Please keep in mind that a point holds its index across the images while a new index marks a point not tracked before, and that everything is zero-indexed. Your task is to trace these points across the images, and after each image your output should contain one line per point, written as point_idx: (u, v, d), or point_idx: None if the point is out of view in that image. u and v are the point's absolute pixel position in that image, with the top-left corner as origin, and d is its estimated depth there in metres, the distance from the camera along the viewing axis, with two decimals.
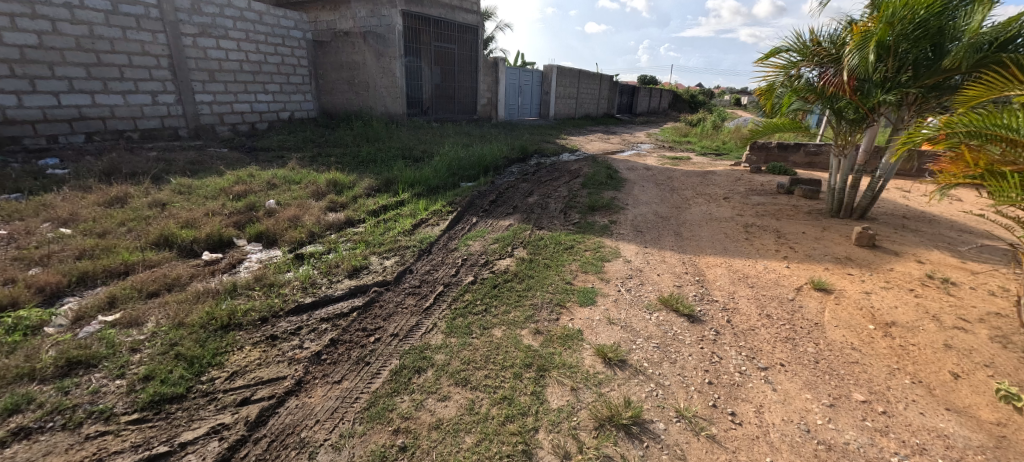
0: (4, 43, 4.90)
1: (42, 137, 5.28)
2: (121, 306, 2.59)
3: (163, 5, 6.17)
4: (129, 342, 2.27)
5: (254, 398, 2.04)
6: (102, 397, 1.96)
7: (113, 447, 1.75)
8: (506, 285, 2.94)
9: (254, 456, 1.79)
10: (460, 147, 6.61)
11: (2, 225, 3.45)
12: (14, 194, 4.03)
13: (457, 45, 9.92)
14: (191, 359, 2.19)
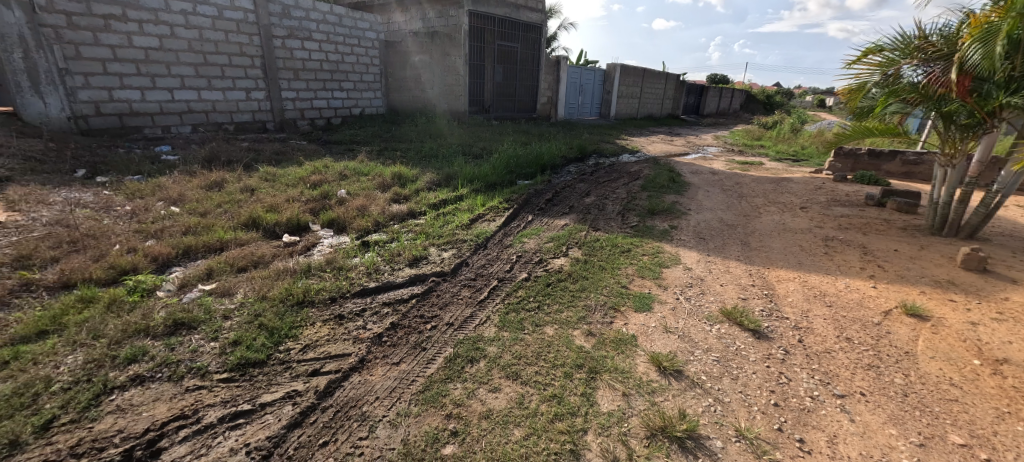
0: (134, 46, 5.62)
1: (159, 127, 6.02)
2: (217, 277, 2.91)
3: (260, 11, 6.77)
4: (222, 309, 2.55)
5: (323, 370, 2.20)
6: (200, 356, 2.21)
7: (207, 401, 1.98)
8: (560, 284, 2.95)
9: (321, 423, 1.94)
10: (519, 146, 6.67)
11: (126, 202, 3.98)
12: (136, 176, 4.63)
13: (521, 44, 10.01)
14: (271, 330, 2.42)
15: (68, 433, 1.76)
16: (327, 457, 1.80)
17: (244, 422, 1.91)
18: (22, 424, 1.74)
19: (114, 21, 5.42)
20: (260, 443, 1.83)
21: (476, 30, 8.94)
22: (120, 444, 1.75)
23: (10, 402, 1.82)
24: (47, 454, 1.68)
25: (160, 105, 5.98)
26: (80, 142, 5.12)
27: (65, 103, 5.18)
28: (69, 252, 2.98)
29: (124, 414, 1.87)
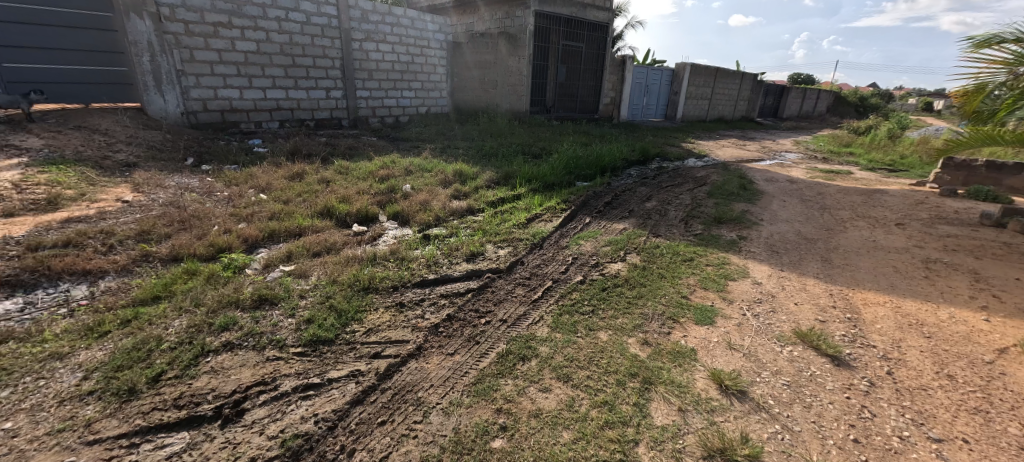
0: (236, 50, 6.29)
1: (252, 122, 6.67)
2: (295, 260, 3.15)
3: (342, 16, 7.20)
4: (299, 289, 2.77)
5: (383, 354, 2.30)
6: (279, 330, 2.41)
7: (283, 371, 2.15)
8: (616, 290, 2.86)
9: (380, 403, 2.04)
10: (580, 147, 6.58)
11: (223, 187, 4.43)
12: (233, 165, 5.17)
13: (586, 44, 9.87)
14: (339, 312, 2.58)
15: (172, 386, 2.00)
16: (384, 435, 1.88)
17: (313, 394, 2.04)
18: (138, 375, 2.02)
19: (222, 28, 6.11)
20: (326, 414, 1.94)
21: (541, 30, 8.91)
22: (210, 401, 1.95)
23: (131, 355, 2.13)
24: (155, 403, 1.92)
25: (254, 102, 6.62)
26: (191, 134, 5.85)
27: (181, 100, 5.97)
28: (176, 230, 3.40)
29: (216, 375, 2.10)
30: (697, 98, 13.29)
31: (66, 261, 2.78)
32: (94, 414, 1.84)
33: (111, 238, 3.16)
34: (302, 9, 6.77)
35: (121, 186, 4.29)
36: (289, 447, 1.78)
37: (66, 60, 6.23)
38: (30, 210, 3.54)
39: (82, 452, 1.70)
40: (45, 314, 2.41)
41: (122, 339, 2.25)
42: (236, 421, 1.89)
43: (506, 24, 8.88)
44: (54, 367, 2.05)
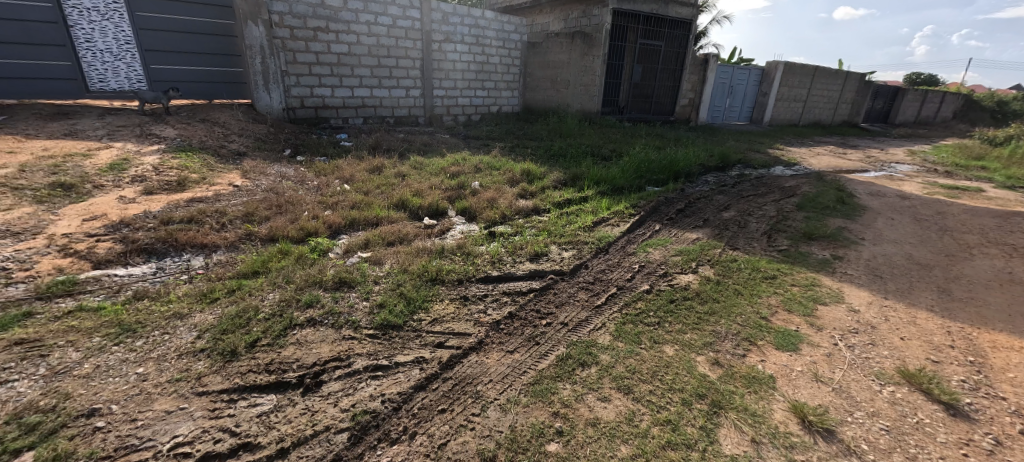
0: (331, 52, 6.79)
1: (341, 118, 7.19)
2: (371, 248, 3.33)
3: (425, 18, 7.48)
4: (373, 275, 2.93)
5: (446, 344, 2.36)
6: (355, 312, 2.57)
7: (357, 350, 2.28)
8: (685, 303, 2.69)
9: (442, 391, 2.09)
10: (654, 150, 6.32)
11: (314, 177, 4.81)
12: (322, 157, 5.59)
13: (665, 42, 9.35)
14: (408, 300, 2.68)
15: (265, 352, 2.22)
16: (444, 423, 1.93)
17: (381, 375, 2.15)
18: (239, 340, 2.26)
19: (321, 32, 6.62)
20: (392, 396, 2.04)
21: (618, 28, 8.62)
22: (294, 370, 2.13)
23: (234, 321, 2.40)
24: (250, 366, 2.14)
25: (343, 100, 7.12)
26: (290, 128, 6.46)
27: (284, 97, 6.59)
28: (274, 214, 3.75)
29: (300, 346, 2.28)
30: (791, 100, 12.22)
31: (188, 235, 3.22)
32: (204, 369, 2.09)
33: (222, 218, 3.58)
34: (390, 12, 7.12)
35: (231, 171, 4.82)
36: (358, 423, 1.89)
37: (194, 62, 7.07)
38: (164, 189, 4.15)
39: (192, 401, 1.94)
40: (171, 279, 2.83)
41: (228, 306, 2.54)
42: (314, 391, 2.04)
43: (582, 23, 8.68)
44: (175, 325, 2.38)
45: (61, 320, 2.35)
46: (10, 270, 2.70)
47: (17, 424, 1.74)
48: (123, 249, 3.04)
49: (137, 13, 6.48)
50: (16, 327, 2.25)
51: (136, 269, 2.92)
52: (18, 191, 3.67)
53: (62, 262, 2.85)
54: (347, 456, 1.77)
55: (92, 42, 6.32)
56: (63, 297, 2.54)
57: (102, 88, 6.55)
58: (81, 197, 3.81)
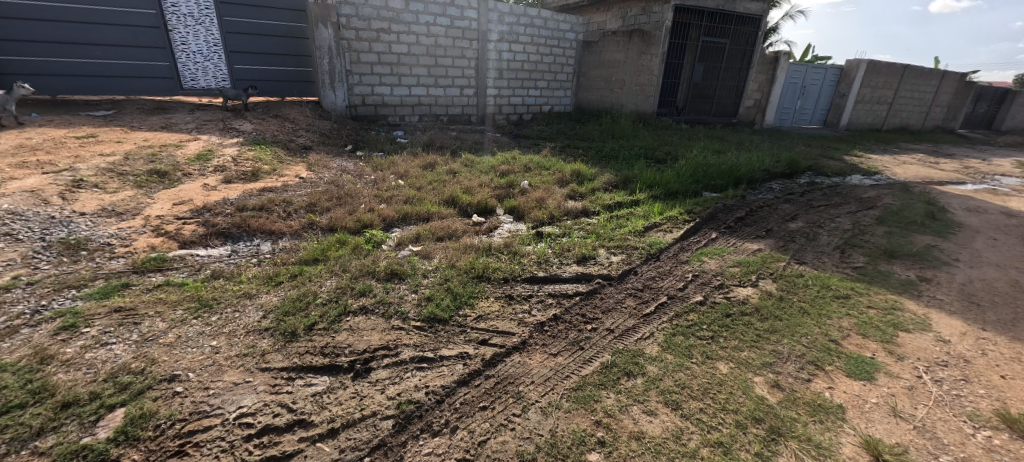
0: (392, 52, 7.02)
1: (398, 116, 7.43)
2: (422, 242, 3.41)
3: (481, 19, 7.55)
4: (423, 269, 2.99)
5: (490, 342, 2.36)
6: (404, 302, 2.63)
7: (404, 341, 2.34)
8: (743, 319, 2.52)
9: (484, 388, 2.09)
10: (713, 154, 6.01)
11: (371, 171, 5.00)
12: (379, 152, 5.80)
13: (730, 40, 8.76)
14: (454, 295, 2.71)
15: (321, 335, 2.32)
16: (484, 420, 1.93)
17: (426, 367, 2.18)
18: (299, 322, 2.39)
19: (384, 34, 6.86)
20: (436, 388, 2.06)
21: (679, 26, 8.21)
22: (346, 355, 2.21)
23: (295, 303, 2.53)
24: (307, 347, 2.24)
25: (401, 99, 7.37)
26: (351, 124, 6.76)
27: (347, 95, 6.93)
28: (334, 205, 3.93)
29: (353, 333, 2.36)
30: (874, 102, 11.21)
31: (259, 222, 3.46)
32: (268, 347, 2.22)
33: (289, 207, 3.80)
34: (448, 13, 7.25)
35: (298, 164, 5.11)
36: (402, 412, 1.93)
37: (270, 63, 7.59)
38: (241, 179, 4.46)
39: (256, 375, 2.06)
40: (243, 261, 3.04)
41: (291, 289, 2.69)
42: (364, 377, 2.11)
43: (641, 20, 8.24)
44: (244, 304, 2.54)
45: (152, 292, 2.60)
46: (114, 247, 3.05)
47: (113, 382, 1.93)
48: (203, 232, 3.32)
49: (225, 17, 7.03)
50: (116, 295, 2.53)
51: (215, 251, 3.17)
52: (121, 177, 4.10)
53: (155, 241, 3.18)
54: (391, 442, 1.81)
55: (187, 44, 6.90)
56: (152, 272, 2.81)
57: (194, 86, 7.14)
58: (172, 183, 4.19)
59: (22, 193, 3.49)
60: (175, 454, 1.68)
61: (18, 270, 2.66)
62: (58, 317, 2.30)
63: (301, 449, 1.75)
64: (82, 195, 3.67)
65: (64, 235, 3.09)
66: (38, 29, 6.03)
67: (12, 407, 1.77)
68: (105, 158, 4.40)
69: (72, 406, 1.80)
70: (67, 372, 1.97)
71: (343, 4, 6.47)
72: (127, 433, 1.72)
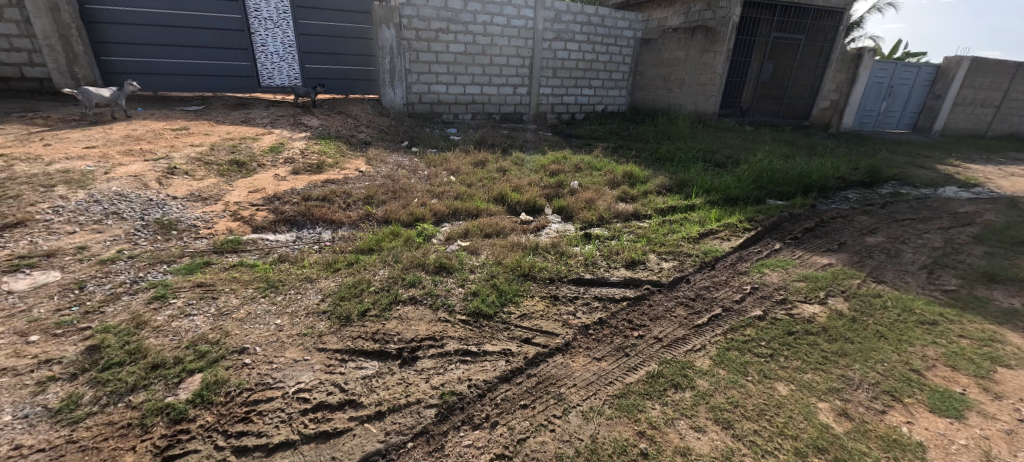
0: (449, 51, 7.16)
1: (452, 113, 7.57)
2: (470, 238, 3.44)
3: (538, 17, 7.51)
4: (470, 264, 3.01)
5: (533, 341, 2.34)
6: (451, 296, 2.67)
7: (450, 333, 2.36)
8: (807, 338, 2.34)
9: (525, 387, 2.07)
10: (779, 159, 5.63)
11: (425, 167, 5.12)
12: (433, 148, 5.93)
13: (806, 36, 8.11)
14: (500, 292, 2.71)
15: (372, 322, 2.40)
16: (525, 419, 1.91)
17: (470, 360, 2.19)
18: (353, 307, 2.48)
19: (442, 33, 7.01)
20: (478, 382, 2.06)
21: (748, 21, 7.73)
22: (395, 342, 2.26)
23: (351, 290, 2.64)
24: (360, 332, 2.32)
25: (456, 97, 7.51)
26: (407, 121, 6.97)
27: (405, 93, 7.16)
28: (390, 198, 4.06)
29: (402, 321, 2.42)
30: (981, 104, 9.91)
31: (322, 211, 3.64)
32: (325, 329, 2.32)
33: (348, 199, 3.97)
34: (505, 12, 7.28)
35: (359, 158, 5.33)
36: (445, 402, 1.95)
37: (338, 63, 7.96)
38: (307, 171, 4.71)
39: (313, 354, 2.16)
40: (306, 247, 3.20)
41: (347, 276, 2.80)
42: (410, 365, 2.15)
43: (706, 16, 7.79)
44: (305, 287, 2.68)
45: (228, 270, 2.81)
46: (199, 228, 3.33)
47: (193, 349, 2.10)
48: (273, 218, 3.55)
49: (300, 20, 7.48)
50: (198, 272, 2.76)
51: (282, 236, 3.37)
52: (206, 165, 4.46)
53: (232, 225, 3.44)
54: (433, 431, 1.83)
55: (266, 46, 7.40)
56: (229, 253, 3.04)
57: (271, 84, 7.67)
58: (248, 173, 4.51)
59: (127, 178, 3.90)
60: (241, 419, 1.80)
61: (121, 245, 2.98)
62: (152, 288, 2.56)
63: (350, 428, 1.82)
64: (174, 181, 4.04)
65: (159, 215, 3.42)
66: (141, 33, 6.64)
67: (113, 364, 1.99)
68: (193, 148, 4.82)
69: (159, 368, 1.99)
70: (156, 337, 2.17)
71: (405, 5, 6.67)
72: (202, 397, 1.87)
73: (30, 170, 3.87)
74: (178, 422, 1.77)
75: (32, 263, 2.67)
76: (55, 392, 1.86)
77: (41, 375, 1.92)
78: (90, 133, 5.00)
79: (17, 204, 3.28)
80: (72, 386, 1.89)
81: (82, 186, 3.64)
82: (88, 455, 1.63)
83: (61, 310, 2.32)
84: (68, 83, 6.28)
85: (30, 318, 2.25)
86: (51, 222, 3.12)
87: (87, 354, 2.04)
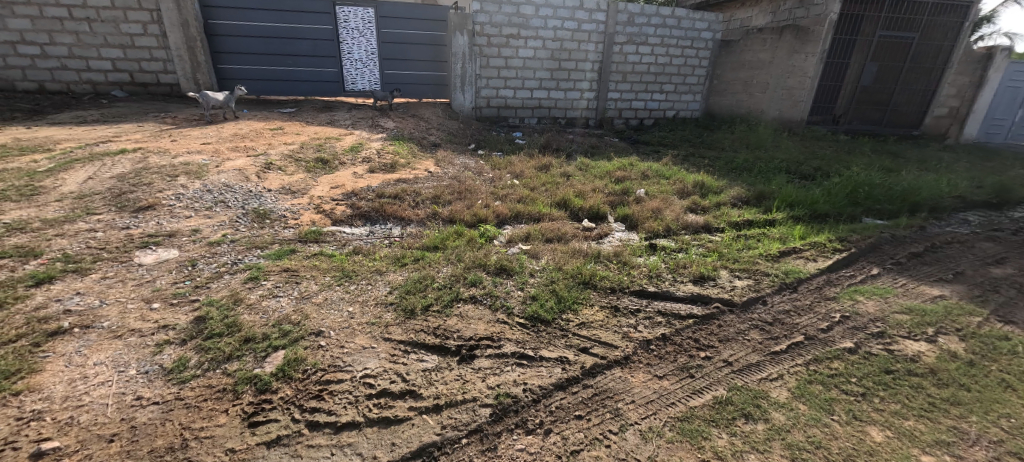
0: (519, 56, 7.21)
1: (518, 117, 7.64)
2: (531, 241, 3.42)
3: (609, 21, 7.34)
4: (530, 268, 2.99)
5: (591, 351, 2.26)
6: (510, 298, 2.66)
7: (507, 335, 2.35)
8: (909, 380, 2.05)
9: (581, 397, 2.01)
10: (880, 172, 5.03)
11: (491, 169, 5.18)
12: (499, 152, 5.99)
13: (919, 35, 7.20)
14: (559, 298, 2.66)
15: (433, 317, 2.45)
16: (579, 430, 1.85)
17: (526, 364, 2.17)
18: (417, 301, 2.55)
19: (513, 39, 7.07)
20: (533, 387, 2.03)
21: (849, 19, 7.01)
22: (455, 338, 2.29)
23: (416, 285, 2.71)
24: (422, 326, 2.38)
25: (523, 101, 7.56)
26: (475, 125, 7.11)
27: (474, 97, 7.35)
28: (456, 199, 4.15)
29: (462, 319, 2.45)
30: None
31: (393, 208, 3.80)
32: (391, 320, 2.41)
33: (418, 198, 4.11)
34: (576, 17, 7.20)
35: (429, 159, 5.51)
36: (500, 403, 1.94)
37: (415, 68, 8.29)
38: (382, 169, 4.95)
39: (380, 343, 2.24)
40: (378, 241, 3.35)
41: (413, 271, 2.89)
42: (468, 362, 2.17)
43: (798, 15, 7.22)
44: (375, 279, 2.80)
45: (310, 258, 3.01)
46: (288, 218, 3.61)
47: (278, 328, 2.27)
48: (350, 213, 3.76)
49: (383, 29, 7.91)
50: (285, 258, 2.98)
51: (357, 230, 3.56)
52: (296, 162, 4.84)
53: (315, 217, 3.69)
54: (486, 430, 1.83)
55: (352, 53, 7.90)
56: (312, 242, 3.25)
57: (354, 88, 8.13)
58: (331, 170, 4.82)
59: (233, 171, 4.33)
60: (315, 397, 1.91)
61: (226, 230, 3.31)
62: (247, 270, 2.80)
63: (409, 417, 1.86)
64: (270, 175, 4.42)
65: (257, 205, 3.76)
66: (248, 42, 7.35)
67: (214, 335, 2.20)
68: (287, 146, 5.24)
69: (250, 342, 2.16)
70: (249, 314, 2.37)
71: (479, 12, 6.83)
72: (284, 372, 2.01)
73: (159, 161, 4.42)
74: (263, 392, 1.92)
75: (157, 242, 3.04)
76: (169, 354, 2.09)
77: (159, 338, 2.17)
78: (206, 131, 5.61)
79: (149, 190, 3.75)
80: (182, 349, 2.11)
81: (199, 177, 4.10)
82: (191, 413, 1.81)
83: (177, 283, 2.62)
84: (191, 88, 7.15)
85: (154, 288, 2.56)
86: (173, 207, 3.54)
87: (195, 324, 2.27)
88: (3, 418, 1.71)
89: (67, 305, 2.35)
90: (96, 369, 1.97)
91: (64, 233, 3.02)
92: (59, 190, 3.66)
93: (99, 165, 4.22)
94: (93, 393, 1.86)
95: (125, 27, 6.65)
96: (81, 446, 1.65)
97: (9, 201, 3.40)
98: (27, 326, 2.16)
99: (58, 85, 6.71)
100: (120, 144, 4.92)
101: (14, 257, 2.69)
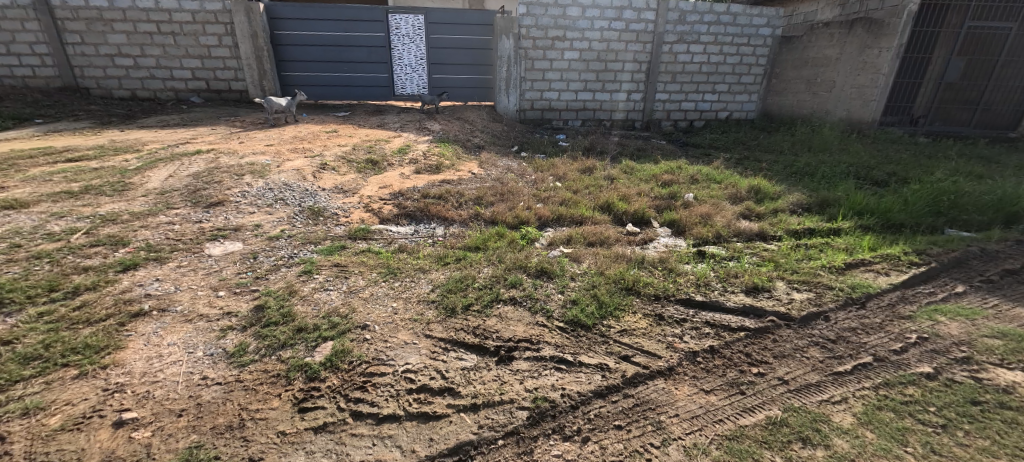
0: (565, 57, 7.15)
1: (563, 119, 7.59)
2: (572, 244, 3.36)
3: (659, 20, 7.11)
4: (571, 271, 2.93)
5: (633, 359, 2.18)
6: (550, 301, 2.61)
7: (547, 338, 2.31)
8: (1003, 415, 1.81)
9: (621, 407, 1.93)
10: (966, 179, 4.55)
11: (534, 171, 5.15)
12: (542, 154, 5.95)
13: (1015, 24, 6.41)
14: (600, 303, 2.59)
15: (473, 317, 2.45)
16: (618, 441, 1.78)
17: (565, 369, 2.12)
18: (458, 301, 2.56)
19: (558, 41, 7.04)
20: (571, 393, 1.98)
21: (930, 10, 6.42)
22: (493, 339, 2.28)
23: (457, 284, 2.73)
24: (462, 325, 2.39)
25: (567, 103, 7.51)
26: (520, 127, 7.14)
27: (517, 100, 7.41)
28: (498, 200, 4.16)
29: (502, 320, 2.44)
30: None
31: (438, 209, 3.87)
32: (432, 318, 2.43)
33: (461, 198, 4.16)
34: (623, 17, 7.03)
35: (473, 160, 5.57)
36: (538, 407, 1.90)
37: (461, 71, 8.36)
38: (429, 170, 5.05)
39: (421, 339, 2.27)
40: (421, 240, 3.42)
41: (454, 271, 2.91)
42: (507, 363, 2.15)
43: (870, 6, 6.57)
44: (418, 276, 2.85)
45: (358, 255, 3.11)
46: (340, 216, 3.76)
47: (328, 320, 2.35)
48: (396, 213, 3.86)
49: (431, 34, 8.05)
50: (336, 253, 3.10)
51: (402, 229, 3.65)
52: (349, 163, 5.03)
53: (364, 216, 3.82)
54: (522, 433, 1.80)
55: (401, 59, 8.09)
56: (360, 240, 3.36)
57: (403, 92, 8.36)
58: (380, 171, 4.98)
59: (292, 171, 4.56)
60: (359, 388, 1.96)
61: (284, 225, 3.49)
62: (301, 264, 2.93)
63: (447, 414, 1.87)
64: (325, 175, 4.62)
65: (311, 203, 3.94)
66: (307, 50, 7.76)
67: (271, 323, 2.31)
68: (341, 148, 5.48)
69: (302, 332, 2.26)
70: (302, 305, 2.48)
71: (525, 15, 6.84)
72: (332, 362, 2.07)
73: (228, 161, 4.73)
74: (313, 380, 1.99)
75: (224, 235, 3.25)
76: (231, 339, 2.21)
77: (224, 323, 2.31)
78: (269, 134, 5.96)
79: (219, 187, 4.02)
80: (242, 336, 2.23)
81: (261, 175, 4.35)
82: (248, 394, 1.90)
83: (240, 273, 2.78)
84: (257, 93, 7.63)
85: (220, 277, 2.73)
86: (239, 204, 3.77)
87: (255, 313, 2.40)
88: (92, 389, 1.88)
89: (148, 289, 2.55)
90: (170, 348, 2.13)
91: (147, 225, 3.30)
92: (145, 187, 4.00)
93: (178, 164, 4.59)
94: (166, 371, 2.00)
95: (204, 39, 7.20)
96: (154, 418, 1.78)
97: (105, 196, 3.76)
98: (115, 307, 2.37)
99: (147, 92, 7.40)
100: (195, 145, 5.32)
101: (107, 245, 2.97)
